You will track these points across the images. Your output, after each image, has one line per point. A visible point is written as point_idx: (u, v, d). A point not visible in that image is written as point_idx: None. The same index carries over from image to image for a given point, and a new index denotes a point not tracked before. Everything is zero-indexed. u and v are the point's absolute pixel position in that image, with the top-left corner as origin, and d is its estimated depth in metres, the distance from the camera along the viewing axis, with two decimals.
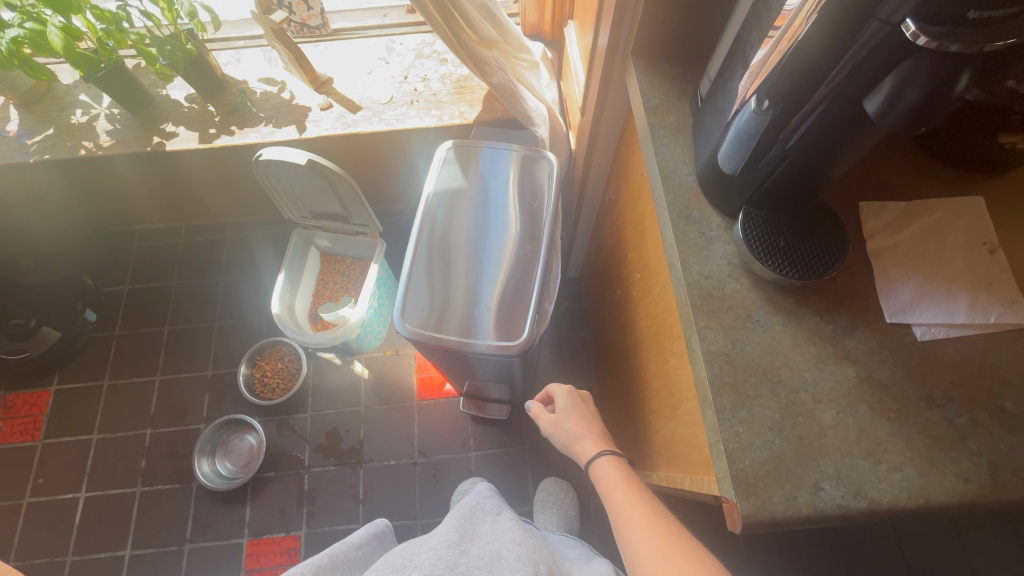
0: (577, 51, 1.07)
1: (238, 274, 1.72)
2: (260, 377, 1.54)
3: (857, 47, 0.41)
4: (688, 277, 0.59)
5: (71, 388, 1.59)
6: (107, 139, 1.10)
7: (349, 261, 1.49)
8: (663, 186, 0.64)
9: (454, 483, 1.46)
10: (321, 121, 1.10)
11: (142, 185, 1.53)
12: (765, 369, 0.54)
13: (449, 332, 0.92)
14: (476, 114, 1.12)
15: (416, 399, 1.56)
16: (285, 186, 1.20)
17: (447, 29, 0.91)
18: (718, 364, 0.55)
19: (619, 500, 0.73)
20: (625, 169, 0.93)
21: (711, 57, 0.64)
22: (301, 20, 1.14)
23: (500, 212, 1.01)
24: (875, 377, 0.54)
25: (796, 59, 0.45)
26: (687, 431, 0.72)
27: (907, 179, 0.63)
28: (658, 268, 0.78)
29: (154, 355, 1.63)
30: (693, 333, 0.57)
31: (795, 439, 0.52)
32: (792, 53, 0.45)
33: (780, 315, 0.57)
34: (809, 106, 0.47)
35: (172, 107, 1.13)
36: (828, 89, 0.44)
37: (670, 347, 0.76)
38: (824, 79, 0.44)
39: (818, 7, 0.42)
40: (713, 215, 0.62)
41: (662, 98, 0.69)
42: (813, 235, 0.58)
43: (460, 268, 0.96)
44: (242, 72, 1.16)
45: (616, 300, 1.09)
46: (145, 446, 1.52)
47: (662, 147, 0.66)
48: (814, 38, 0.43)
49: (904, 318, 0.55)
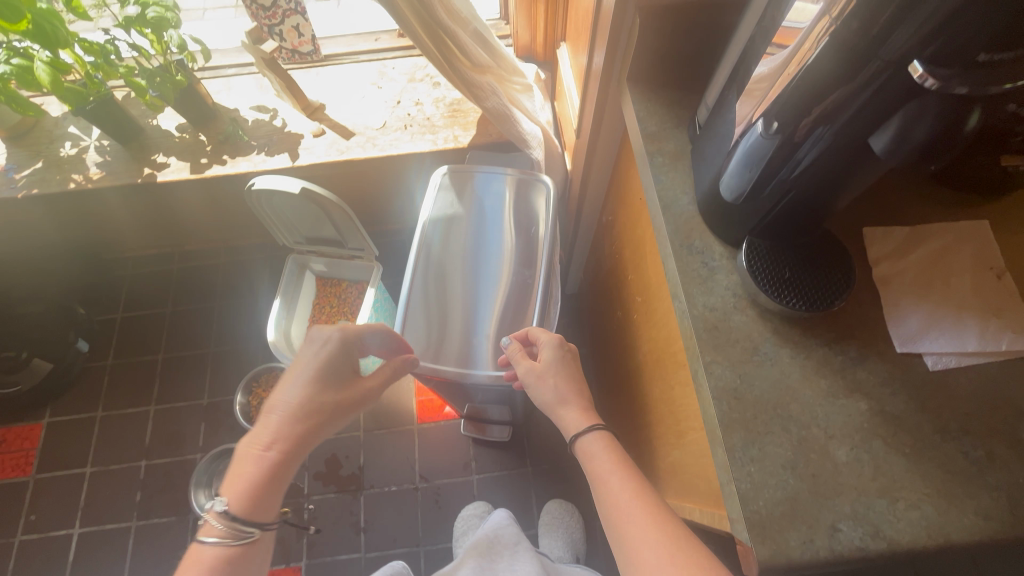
0: (570, 72, 1.07)
1: (233, 299, 1.69)
2: (256, 405, 1.51)
3: (867, 81, 0.39)
4: (693, 310, 0.58)
5: (63, 421, 1.55)
6: (96, 171, 1.08)
7: (346, 284, 1.46)
8: (664, 215, 0.63)
9: (456, 507, 1.44)
10: (314, 148, 1.09)
11: (134, 213, 1.52)
12: (775, 404, 0.53)
13: (448, 362, 0.90)
14: (470, 138, 1.12)
15: (416, 422, 1.54)
16: (279, 213, 1.19)
17: (439, 55, 0.91)
18: (727, 400, 0.53)
19: (613, 487, 0.66)
20: (622, 192, 0.92)
21: (708, 84, 0.63)
22: (292, 47, 1.14)
23: (497, 238, 1.00)
24: (888, 410, 0.52)
25: (805, 82, 0.43)
26: (695, 462, 0.70)
27: (908, 203, 0.62)
28: (660, 293, 0.77)
29: (149, 384, 1.60)
30: (700, 368, 0.56)
31: (808, 478, 0.50)
32: (802, 77, 0.43)
33: (788, 347, 0.55)
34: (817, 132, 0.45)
35: (163, 137, 1.12)
36: (835, 116, 0.42)
37: (674, 374, 0.75)
38: (831, 107, 0.42)
39: (828, 35, 0.40)
40: (715, 245, 0.61)
41: (659, 125, 0.68)
42: (819, 263, 0.56)
43: (457, 295, 0.95)
44: (234, 99, 1.15)
45: (617, 322, 1.08)
46: (139, 478, 1.49)
47: (661, 175, 0.65)
48: (825, 60, 0.41)
49: (914, 347, 0.54)
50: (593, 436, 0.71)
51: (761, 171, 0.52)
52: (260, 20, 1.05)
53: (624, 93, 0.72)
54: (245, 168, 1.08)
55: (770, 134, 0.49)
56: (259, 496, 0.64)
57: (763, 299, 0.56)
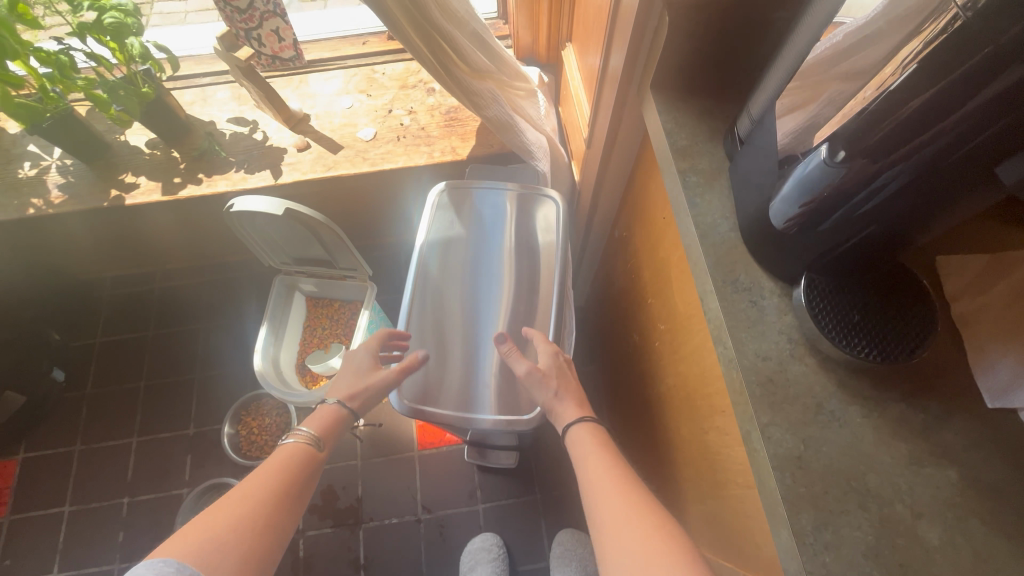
0: (578, 75, 0.98)
1: (220, 321, 1.60)
2: (246, 435, 1.41)
3: (973, 109, 0.35)
4: (743, 359, 0.49)
5: (39, 456, 1.45)
6: (58, 194, 0.98)
7: (338, 305, 1.37)
8: (702, 245, 0.54)
9: (462, 540, 1.35)
10: (298, 163, 1.00)
11: (109, 233, 1.41)
12: (849, 476, 0.44)
13: (448, 406, 0.84)
14: (469, 148, 1.03)
15: (416, 449, 1.45)
16: (262, 234, 1.09)
17: (435, 60, 0.82)
18: (791, 472, 0.45)
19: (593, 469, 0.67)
20: (640, 208, 0.83)
21: (753, 91, 0.54)
22: (272, 53, 1.04)
23: (499, 262, 0.93)
24: (984, 480, 0.44)
25: (886, 108, 0.38)
26: (738, 522, 0.62)
27: (986, 227, 0.53)
28: (692, 325, 0.68)
29: (130, 414, 1.50)
30: (755, 431, 0.47)
31: (896, 568, 0.42)
32: (882, 101, 0.39)
33: (859, 403, 0.47)
34: (893, 166, 0.39)
35: (132, 154, 1.02)
36: (921, 146, 0.38)
37: (709, 418, 0.66)
38: (918, 135, 0.37)
39: (919, 58, 0.37)
40: (764, 279, 0.52)
41: (690, 138, 0.59)
42: (888, 304, 0.47)
43: (456, 330, 0.89)
44: (209, 111, 1.05)
45: (634, 347, 0.99)
46: (121, 517, 1.39)
47: (696, 198, 0.57)
48: (913, 84, 0.37)
49: (1009, 402, 0.45)
50: (582, 424, 0.74)
51: (816, 204, 0.45)
52: (235, 24, 0.96)
53: (647, 101, 0.63)
54: (222, 188, 0.98)
55: (829, 165, 0.42)
56: (331, 431, 0.79)
57: (828, 346, 0.47)
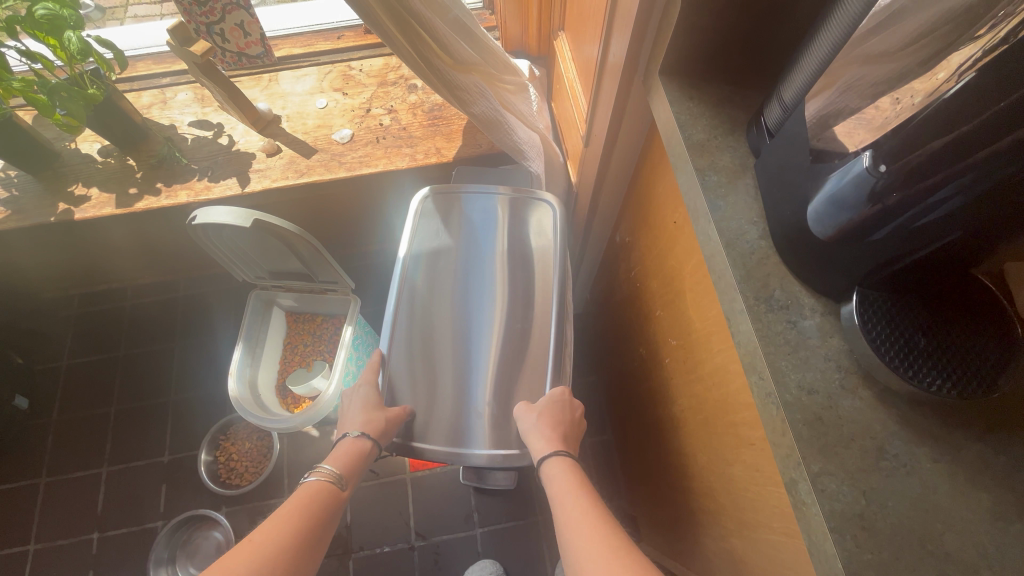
0: (572, 68, 0.90)
1: (196, 339, 1.50)
2: (224, 462, 1.32)
3: None
4: (785, 393, 0.41)
5: (1, 491, 1.34)
6: (1, 209, 0.89)
7: (321, 320, 1.28)
8: (728, 255, 0.46)
9: (459, 568, 1.26)
10: (267, 170, 0.90)
11: (71, 249, 1.31)
12: (923, 537, 0.36)
13: (437, 441, 0.76)
14: (455, 149, 0.94)
15: (408, 471, 1.36)
16: (232, 248, 1.00)
17: (414, 51, 0.73)
18: (850, 533, 0.37)
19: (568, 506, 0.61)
20: (647, 211, 0.75)
21: (785, 74, 0.46)
22: (237, 49, 0.96)
23: (493, 274, 0.84)
24: None
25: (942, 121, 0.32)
26: (773, 571, 0.54)
27: None
28: (712, 344, 0.60)
29: (100, 442, 1.40)
30: (804, 481, 0.39)
31: None
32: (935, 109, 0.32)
33: (927, 444, 0.39)
34: (943, 185, 0.33)
35: (82, 164, 0.92)
36: (982, 163, 0.31)
37: (735, 450, 0.58)
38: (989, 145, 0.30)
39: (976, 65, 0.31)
40: (802, 295, 0.44)
41: (707, 131, 0.52)
42: (954, 325, 0.40)
43: (445, 353, 0.80)
44: (170, 114, 0.96)
45: (640, 362, 0.91)
46: (91, 555, 1.28)
47: (718, 200, 0.49)
48: (972, 94, 0.31)
49: None
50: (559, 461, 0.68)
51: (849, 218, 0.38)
52: (194, 17, 0.88)
53: (656, 91, 0.55)
54: (184, 199, 0.89)
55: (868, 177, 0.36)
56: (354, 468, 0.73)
57: (889, 377, 0.39)
